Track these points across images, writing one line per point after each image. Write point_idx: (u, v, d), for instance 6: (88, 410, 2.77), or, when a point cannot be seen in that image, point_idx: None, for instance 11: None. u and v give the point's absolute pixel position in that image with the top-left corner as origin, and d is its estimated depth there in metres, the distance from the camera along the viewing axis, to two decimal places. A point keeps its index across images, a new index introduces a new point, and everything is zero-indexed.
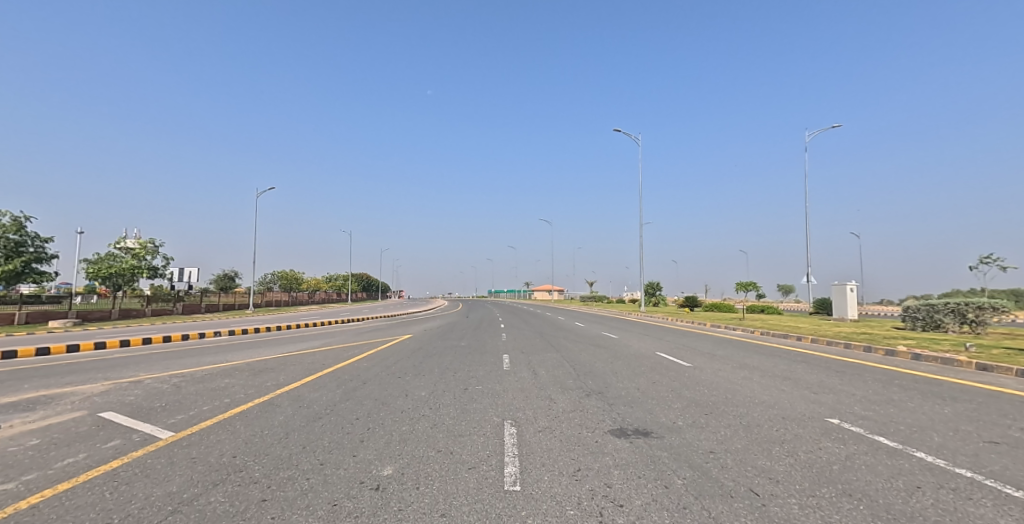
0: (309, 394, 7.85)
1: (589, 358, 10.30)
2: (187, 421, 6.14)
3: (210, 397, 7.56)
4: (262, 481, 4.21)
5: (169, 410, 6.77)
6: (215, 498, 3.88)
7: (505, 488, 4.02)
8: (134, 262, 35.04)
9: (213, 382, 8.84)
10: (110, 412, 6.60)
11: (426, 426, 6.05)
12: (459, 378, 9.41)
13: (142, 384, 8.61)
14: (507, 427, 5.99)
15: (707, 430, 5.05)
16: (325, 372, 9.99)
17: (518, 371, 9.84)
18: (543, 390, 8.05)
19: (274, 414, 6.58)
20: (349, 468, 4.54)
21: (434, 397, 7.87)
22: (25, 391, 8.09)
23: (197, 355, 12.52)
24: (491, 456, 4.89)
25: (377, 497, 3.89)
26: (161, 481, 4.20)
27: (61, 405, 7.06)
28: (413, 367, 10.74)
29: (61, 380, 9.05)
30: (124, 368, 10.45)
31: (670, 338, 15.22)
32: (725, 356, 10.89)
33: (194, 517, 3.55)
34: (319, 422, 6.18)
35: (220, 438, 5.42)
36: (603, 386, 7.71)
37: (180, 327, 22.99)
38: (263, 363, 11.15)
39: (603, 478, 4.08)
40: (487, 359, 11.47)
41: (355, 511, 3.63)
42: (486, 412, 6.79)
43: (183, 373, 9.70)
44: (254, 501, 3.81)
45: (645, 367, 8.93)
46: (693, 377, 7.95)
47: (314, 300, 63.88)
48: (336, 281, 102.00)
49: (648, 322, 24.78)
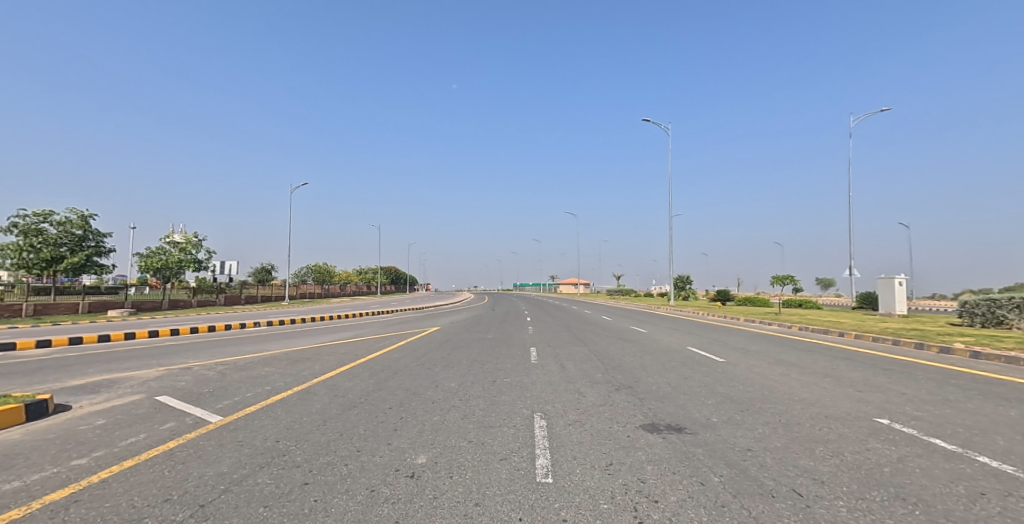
0: (343, 384, 7.99)
1: (618, 352, 10.22)
2: (234, 407, 6.33)
3: (252, 385, 7.76)
4: (303, 465, 4.30)
5: (218, 395, 7.01)
6: (262, 479, 3.98)
7: (538, 480, 4.01)
8: (179, 256, 36.24)
9: (255, 370, 9.09)
10: (166, 395, 6.88)
11: (457, 417, 6.09)
12: (487, 371, 9.44)
13: (193, 370, 8.93)
14: (537, 420, 5.99)
15: (744, 428, 4.92)
16: (358, 362, 10.14)
17: (546, 364, 9.83)
18: (571, 383, 8.00)
19: (312, 402, 6.71)
20: (384, 456, 4.60)
21: (463, 388, 7.89)
22: (91, 374, 8.52)
23: (237, 345, 12.88)
24: (522, 447, 4.91)
25: (412, 484, 3.94)
26: (213, 462, 4.34)
27: (122, 387, 7.39)
28: (442, 359, 10.76)
29: (122, 365, 9.46)
30: (173, 355, 10.85)
31: (700, 333, 14.95)
32: (760, 351, 10.62)
33: (243, 497, 3.64)
34: (354, 411, 6.27)
35: (264, 424, 5.56)
36: (633, 380, 7.62)
37: (199, 319, 22.66)
38: (300, 352, 11.39)
39: (635, 473, 4.05)
40: (514, 352, 11.52)
41: (393, 497, 3.69)
42: (515, 404, 6.80)
43: (230, 361, 10.02)
44: (297, 484, 3.89)
45: (676, 362, 8.77)
46: (726, 372, 7.81)
47: (344, 292, 65.28)
48: (365, 274, 103.96)
49: (681, 316, 24.52)
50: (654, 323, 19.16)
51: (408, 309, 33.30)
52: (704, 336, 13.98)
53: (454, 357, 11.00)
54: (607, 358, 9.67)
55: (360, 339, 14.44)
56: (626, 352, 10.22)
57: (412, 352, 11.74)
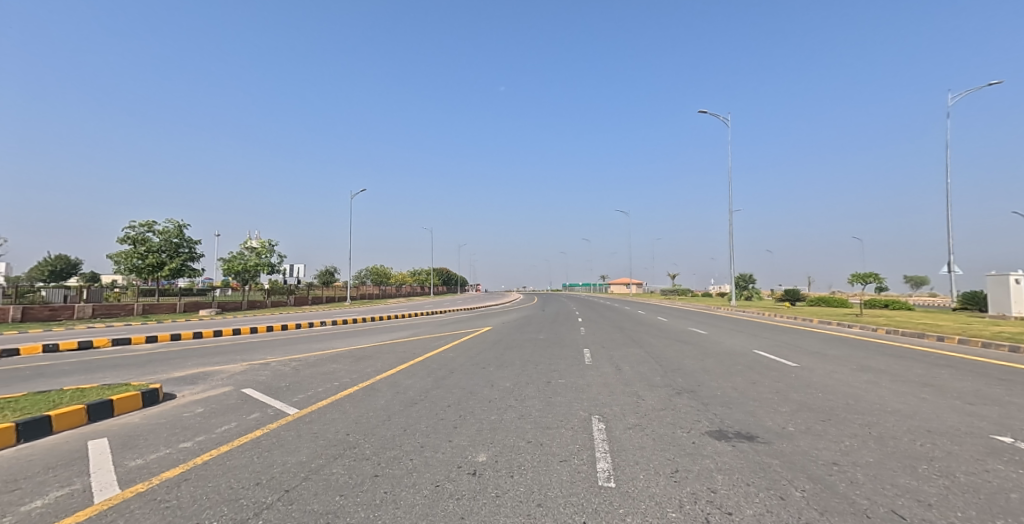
0: (403, 381, 8.11)
1: (676, 354, 9.85)
2: (308, 400, 6.68)
3: (322, 380, 8.08)
4: (373, 458, 4.43)
5: (293, 389, 7.41)
6: (336, 469, 4.20)
7: (599, 483, 3.88)
8: (256, 261, 38.95)
9: (324, 366, 9.45)
10: (251, 388, 7.52)
11: (514, 417, 6.06)
12: (541, 371, 9.36)
13: (271, 365, 9.44)
14: (595, 423, 5.85)
15: (827, 439, 4.58)
16: (416, 361, 10.29)
17: (600, 366, 9.59)
18: (629, 386, 7.78)
19: (375, 397, 6.88)
20: (447, 452, 4.61)
21: (518, 388, 7.82)
22: (188, 368, 9.31)
23: (308, 342, 13.52)
24: (582, 449, 4.81)
25: (475, 481, 3.95)
26: (292, 450, 4.66)
27: (214, 380, 8.19)
28: (495, 359, 10.72)
29: (209, 360, 10.16)
30: (251, 351, 11.52)
31: (766, 335, 14.18)
32: (841, 356, 9.96)
33: (319, 487, 3.86)
34: (415, 407, 6.36)
35: (334, 417, 5.77)
36: (695, 384, 7.31)
37: (269, 319, 23.94)
38: (363, 350, 11.76)
39: (705, 482, 3.84)
40: (567, 353, 11.37)
41: (457, 493, 3.71)
42: (572, 406, 6.65)
43: (302, 357, 10.48)
44: (367, 476, 4.04)
45: (742, 365, 8.36)
46: (802, 378, 7.36)
47: (400, 292, 67.31)
48: (419, 275, 106.52)
49: (749, 318, 23.48)
50: (720, 324, 18.44)
51: (461, 308, 33.93)
52: (776, 338, 13.30)
53: (507, 357, 10.95)
54: (666, 361, 9.34)
55: (417, 338, 14.74)
56: (686, 354, 9.83)
57: (466, 351, 11.81)
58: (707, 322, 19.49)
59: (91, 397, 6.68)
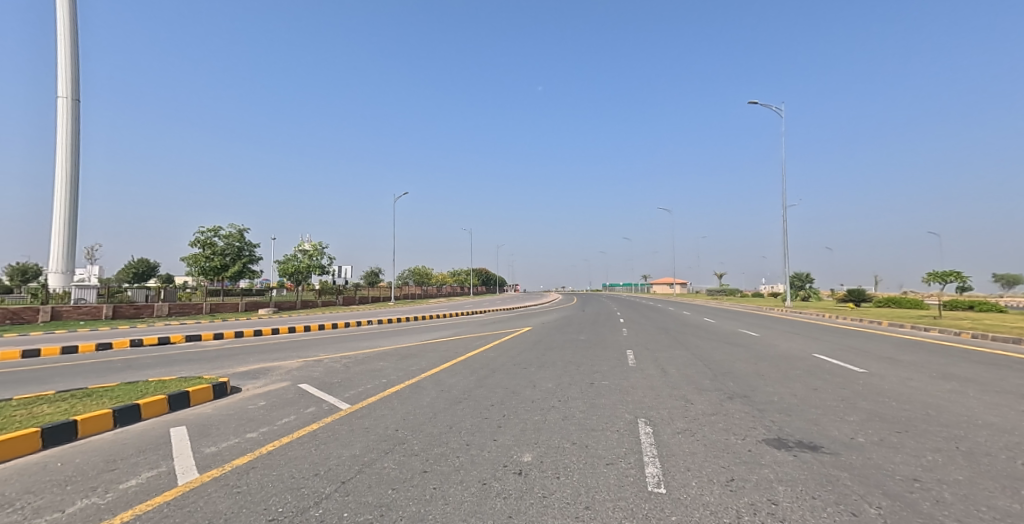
0: (447, 379, 8.11)
1: (727, 357, 9.45)
2: (359, 396, 7.06)
3: (370, 377, 8.28)
4: (421, 454, 4.72)
5: (345, 385, 7.74)
6: (388, 463, 4.51)
7: (649, 489, 3.73)
8: (308, 262, 40.23)
9: (372, 363, 9.64)
10: (307, 383, 8.01)
11: (558, 417, 5.93)
12: (584, 372, 9.21)
13: (324, 361, 9.79)
14: (642, 426, 5.63)
15: (905, 453, 4.22)
16: (458, 360, 10.26)
17: (645, 368, 9.31)
18: (676, 389, 7.49)
19: (420, 396, 6.99)
20: (492, 451, 4.78)
21: (561, 389, 7.65)
22: (252, 363, 9.90)
23: (358, 340, 13.90)
24: (629, 452, 4.64)
25: (521, 481, 4.04)
26: (346, 444, 5.07)
27: (274, 375, 8.78)
28: (536, 359, 10.62)
29: (268, 356, 10.65)
30: (305, 348, 11.99)
31: (826, 338, 13.42)
32: (916, 363, 9.28)
33: (373, 478, 4.20)
34: (459, 407, 6.39)
35: (383, 413, 6.15)
36: (749, 388, 6.96)
37: (320, 318, 24.88)
38: (408, 348, 11.97)
39: (764, 493, 3.57)
40: (609, 354, 11.12)
41: (503, 492, 3.84)
42: (617, 408, 6.43)
43: (352, 354, 10.77)
44: (417, 471, 4.32)
45: (801, 370, 7.93)
46: (870, 385, 6.88)
47: (441, 292, 68.26)
48: (459, 276, 107.66)
49: (809, 320, 22.40)
50: (775, 326, 17.66)
51: (498, 308, 34.21)
52: (838, 342, 12.61)
53: (548, 358, 10.84)
54: (715, 364, 8.95)
55: (459, 337, 14.88)
56: (738, 357, 9.42)
57: (508, 351, 11.75)
58: (760, 323, 18.78)
59: (170, 388, 7.41)
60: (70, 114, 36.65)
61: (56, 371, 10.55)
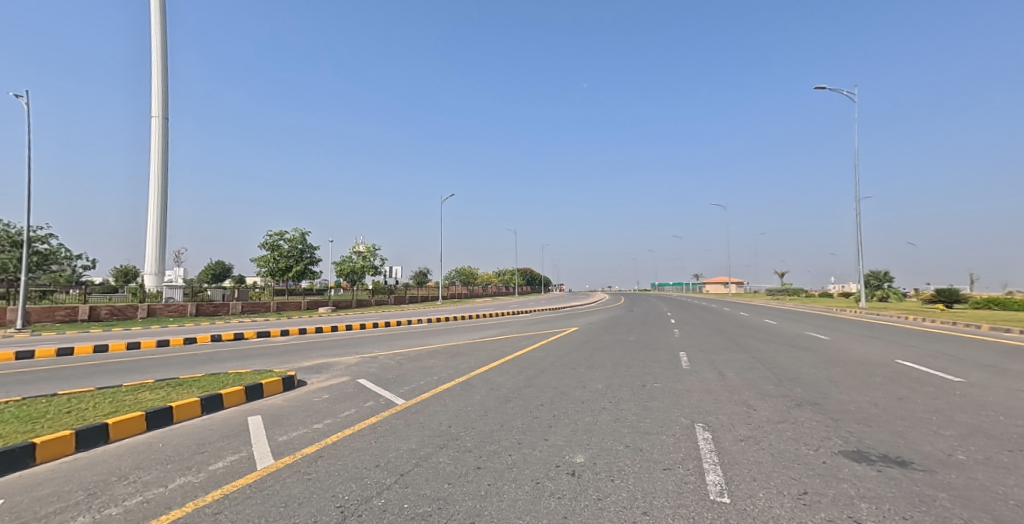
0: (496, 378, 7.96)
1: (793, 362, 8.86)
2: (414, 391, 7.14)
3: (422, 373, 8.31)
4: (474, 450, 4.82)
5: (400, 381, 7.82)
6: (444, 458, 4.66)
7: (711, 497, 3.51)
8: (361, 263, 41.46)
9: (424, 360, 9.68)
10: (365, 378, 8.18)
11: (609, 419, 5.72)
12: (635, 373, 8.85)
13: (379, 357, 9.94)
14: (700, 431, 5.30)
15: (1015, 474, 3.72)
16: (506, 359, 10.13)
17: (700, 371, 8.86)
18: (737, 394, 7.06)
19: (471, 393, 6.93)
20: (544, 451, 4.78)
21: (612, 390, 7.38)
22: (314, 357, 10.24)
23: (409, 338, 14.09)
24: (687, 459, 4.44)
25: (574, 482, 4.03)
26: (403, 437, 5.24)
27: (335, 370, 9.05)
28: (585, 359, 10.38)
29: (327, 352, 10.97)
30: (359, 344, 12.24)
31: (909, 343, 12.35)
32: (1018, 372, 8.33)
33: (431, 472, 4.36)
34: (509, 406, 6.28)
35: (437, 409, 6.22)
36: (820, 396, 6.47)
37: (374, 316, 25.54)
38: (457, 346, 11.99)
39: (844, 510, 3.22)
40: (662, 356, 10.71)
41: (557, 492, 3.87)
42: (672, 412, 6.11)
43: (405, 351, 10.89)
44: (471, 467, 4.44)
45: (880, 378, 7.28)
46: (965, 397, 6.20)
47: (487, 292, 68.52)
48: (505, 275, 107.86)
49: (885, 322, 20.81)
50: (847, 329, 16.48)
51: (546, 308, 33.71)
52: (922, 347, 11.57)
53: (598, 358, 10.56)
54: (780, 368, 8.41)
55: (505, 336, 14.79)
56: (806, 362, 8.81)
57: (556, 351, 11.54)
58: (830, 326, 17.61)
59: (245, 380, 7.93)
60: (162, 130, 38.98)
61: (138, 362, 11.29)
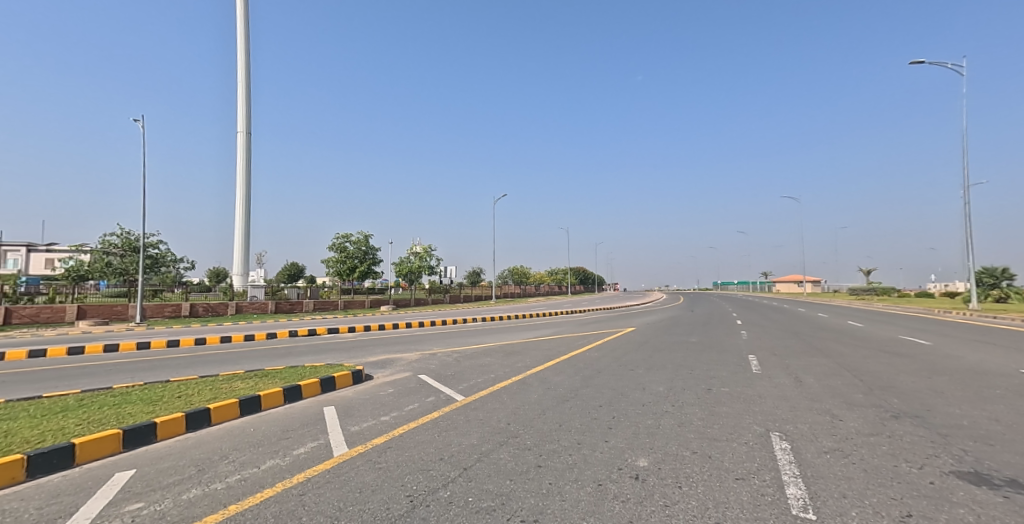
0: (552, 378, 7.63)
1: (883, 369, 7.99)
2: (473, 388, 6.96)
3: (479, 371, 8.12)
4: (535, 449, 4.57)
5: (459, 377, 7.66)
6: (505, 455, 4.45)
7: (793, 513, 3.21)
8: (418, 264, 42.28)
9: (480, 358, 9.50)
10: (425, 373, 8.09)
11: (674, 424, 5.28)
12: (699, 377, 8.25)
13: (437, 354, 9.87)
14: (775, 441, 4.78)
15: None
16: (563, 359, 9.79)
17: (775, 376, 8.16)
18: (818, 402, 6.40)
19: (529, 392, 6.65)
20: (605, 452, 4.44)
21: (674, 393, 6.88)
22: (379, 353, 10.35)
23: (466, 336, 14.00)
24: (762, 469, 4.01)
25: (639, 487, 3.73)
26: (465, 432, 5.07)
27: (398, 365, 9.07)
28: (644, 361, 9.86)
29: (389, 348, 11.05)
30: (417, 342, 12.26)
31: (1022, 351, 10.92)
32: None
33: (493, 468, 4.17)
34: (567, 406, 5.95)
35: (495, 406, 5.98)
36: (920, 408, 5.72)
37: (432, 314, 25.84)
38: (512, 345, 11.75)
39: None
40: (729, 359, 10.02)
41: (621, 495, 3.60)
42: (744, 419, 5.58)
43: (462, 349, 10.77)
44: (532, 465, 4.21)
45: (994, 390, 6.37)
46: None
47: (539, 292, 68.18)
48: (558, 275, 107.12)
49: (987, 327, 18.71)
50: (943, 333, 14.89)
51: (600, 308, 32.84)
52: None
53: (658, 360, 10.01)
54: (869, 376, 7.59)
55: (561, 336, 14.42)
56: (899, 369, 7.91)
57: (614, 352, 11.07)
58: (922, 329, 15.99)
59: (321, 372, 8.16)
60: (246, 145, 41.38)
61: (214, 355, 11.81)
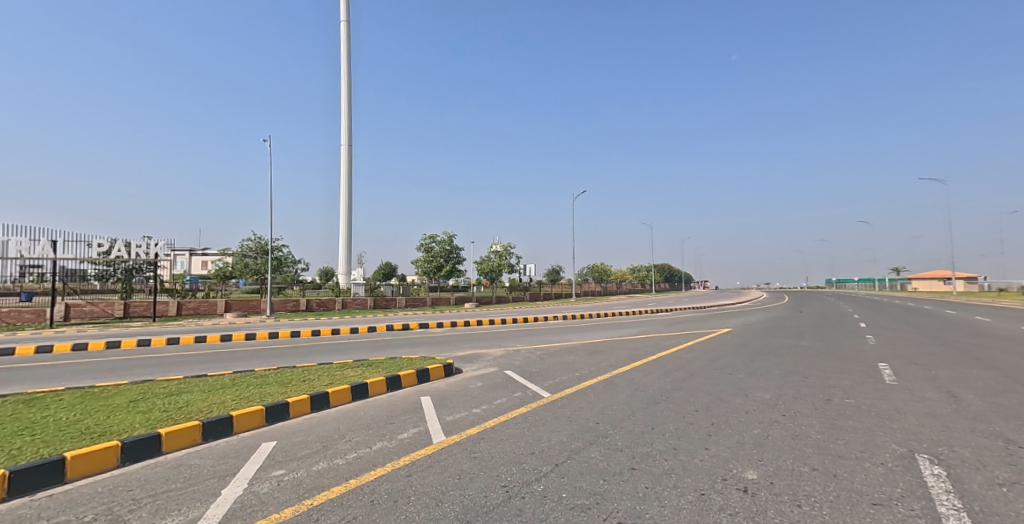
0: (639, 379, 6.73)
1: None
2: (560, 385, 6.25)
3: (563, 369, 7.38)
4: (627, 450, 3.80)
5: (545, 375, 6.98)
6: (596, 453, 3.74)
7: None
8: (499, 261, 42.27)
9: (563, 356, 8.75)
10: (512, 370, 7.49)
11: (786, 436, 4.27)
12: (814, 386, 6.96)
13: (521, 351, 9.27)
14: (924, 463, 3.68)
15: None
16: (654, 359, 8.80)
17: (918, 390, 6.65)
18: (983, 423, 4.99)
19: (615, 392, 5.83)
20: (706, 460, 3.61)
21: (785, 402, 5.75)
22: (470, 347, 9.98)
23: (549, 334, 13.30)
24: (909, 497, 3.05)
25: (749, 503, 2.95)
26: (554, 429, 4.39)
27: (485, 360, 8.59)
28: (744, 365, 8.62)
29: (476, 343, 10.65)
30: (499, 338, 11.76)
31: None
32: None
33: (581, 467, 3.47)
34: (658, 409, 5.08)
35: (583, 404, 5.23)
36: None
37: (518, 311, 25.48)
38: (596, 344, 10.89)
39: None
40: (854, 367, 8.48)
41: (729, 509, 2.85)
42: (880, 436, 4.42)
43: (545, 346, 10.08)
44: (625, 467, 3.48)
45: None
46: None
47: (621, 291, 66.10)
48: (642, 273, 103.49)
49: None
50: None
51: (689, 308, 30.18)
52: None
53: (761, 364, 8.71)
54: None
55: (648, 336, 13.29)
56: None
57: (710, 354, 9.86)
58: None
59: (416, 364, 7.87)
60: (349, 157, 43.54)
61: (308, 345, 12.04)
